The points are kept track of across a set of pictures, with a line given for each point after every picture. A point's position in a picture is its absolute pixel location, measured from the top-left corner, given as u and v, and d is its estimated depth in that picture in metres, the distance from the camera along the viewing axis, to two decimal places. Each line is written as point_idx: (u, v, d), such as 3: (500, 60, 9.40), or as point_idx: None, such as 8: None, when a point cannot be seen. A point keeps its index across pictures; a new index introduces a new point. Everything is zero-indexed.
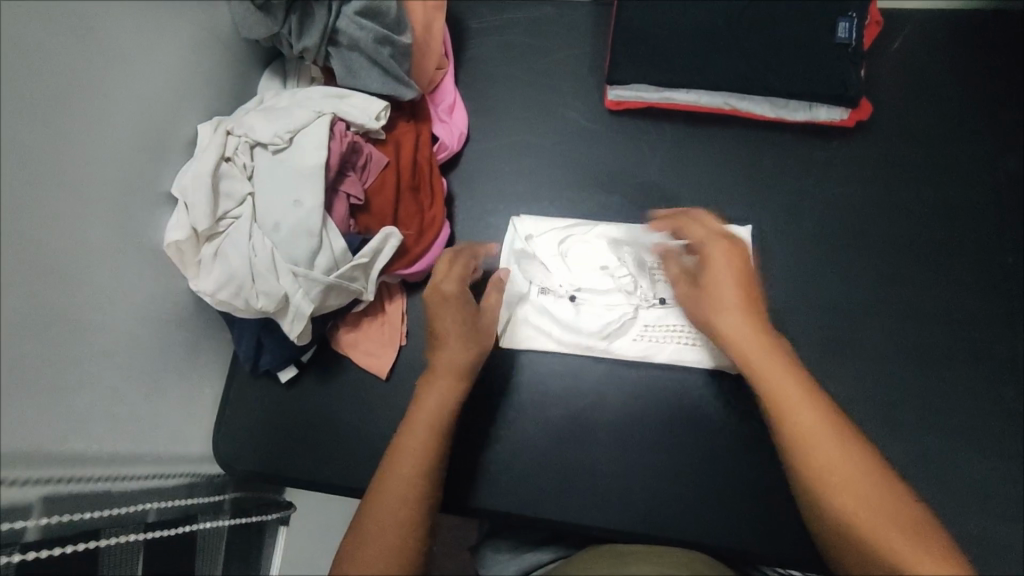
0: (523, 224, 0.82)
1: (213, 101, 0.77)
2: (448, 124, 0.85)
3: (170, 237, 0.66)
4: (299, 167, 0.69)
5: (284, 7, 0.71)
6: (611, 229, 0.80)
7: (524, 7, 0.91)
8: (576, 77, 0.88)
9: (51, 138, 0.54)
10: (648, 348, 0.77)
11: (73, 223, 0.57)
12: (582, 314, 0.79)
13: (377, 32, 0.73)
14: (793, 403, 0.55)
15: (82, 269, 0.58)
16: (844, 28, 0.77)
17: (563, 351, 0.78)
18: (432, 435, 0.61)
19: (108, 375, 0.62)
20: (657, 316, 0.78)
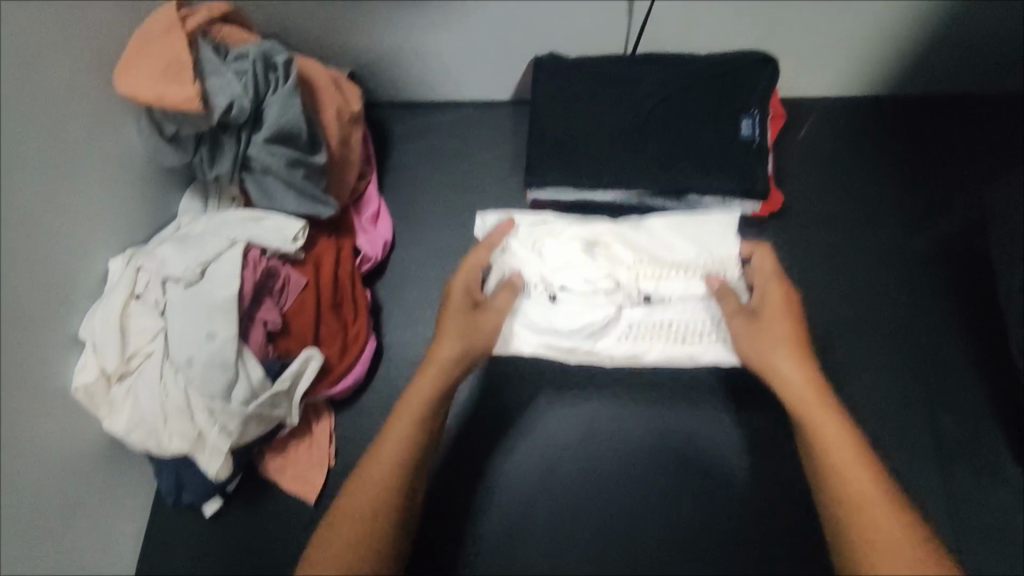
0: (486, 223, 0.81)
1: (129, 230, 0.76)
2: (372, 234, 0.85)
3: (77, 382, 0.65)
4: (212, 299, 0.68)
5: (194, 138, 0.72)
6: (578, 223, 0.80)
7: (445, 112, 0.93)
8: (497, 178, 0.89)
9: None
10: (639, 348, 0.78)
11: None
12: (568, 317, 0.77)
13: (289, 155, 0.73)
14: (831, 442, 0.58)
15: None
16: (746, 124, 0.79)
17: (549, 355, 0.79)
18: (399, 459, 0.59)
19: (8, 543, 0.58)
20: (642, 315, 0.78)
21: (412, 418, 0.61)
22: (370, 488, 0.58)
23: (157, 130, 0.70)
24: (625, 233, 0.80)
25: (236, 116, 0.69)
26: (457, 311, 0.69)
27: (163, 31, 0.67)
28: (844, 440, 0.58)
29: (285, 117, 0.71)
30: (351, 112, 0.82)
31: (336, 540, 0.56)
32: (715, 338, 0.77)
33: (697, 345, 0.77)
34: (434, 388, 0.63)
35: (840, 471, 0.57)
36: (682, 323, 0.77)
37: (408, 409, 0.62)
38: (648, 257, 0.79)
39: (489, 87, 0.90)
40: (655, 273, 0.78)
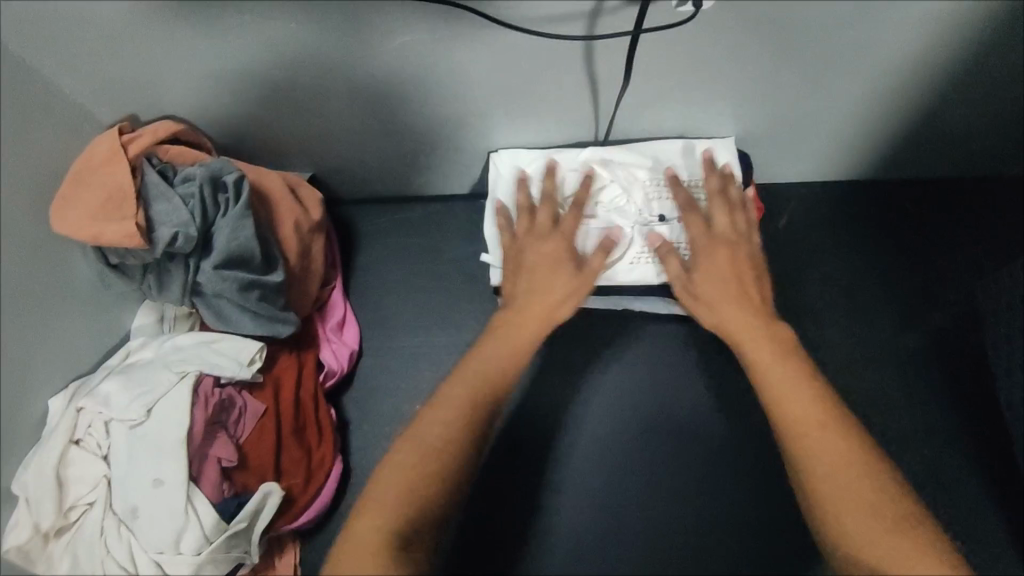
0: (502, 159, 0.78)
1: (75, 359, 0.71)
2: (338, 343, 0.80)
3: (7, 542, 0.58)
4: (160, 440, 0.64)
5: (141, 266, 0.68)
6: (591, 153, 0.75)
7: (411, 207, 0.89)
8: (469, 276, 0.86)
9: None
10: (647, 273, 0.74)
11: None
12: (593, 237, 0.73)
13: (241, 279, 0.69)
14: (775, 380, 0.58)
15: None
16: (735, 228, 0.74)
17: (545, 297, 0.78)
18: (466, 412, 0.56)
19: None
20: (651, 237, 0.74)
21: (476, 387, 0.57)
22: (432, 429, 0.55)
23: (101, 260, 0.66)
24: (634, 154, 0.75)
25: (181, 246, 0.66)
26: (558, 277, 0.65)
27: (103, 162, 0.65)
28: (803, 392, 0.57)
29: (235, 241, 0.68)
30: (310, 221, 0.79)
31: (381, 510, 0.52)
32: None
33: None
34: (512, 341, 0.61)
35: (804, 429, 0.55)
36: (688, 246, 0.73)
37: (448, 402, 0.56)
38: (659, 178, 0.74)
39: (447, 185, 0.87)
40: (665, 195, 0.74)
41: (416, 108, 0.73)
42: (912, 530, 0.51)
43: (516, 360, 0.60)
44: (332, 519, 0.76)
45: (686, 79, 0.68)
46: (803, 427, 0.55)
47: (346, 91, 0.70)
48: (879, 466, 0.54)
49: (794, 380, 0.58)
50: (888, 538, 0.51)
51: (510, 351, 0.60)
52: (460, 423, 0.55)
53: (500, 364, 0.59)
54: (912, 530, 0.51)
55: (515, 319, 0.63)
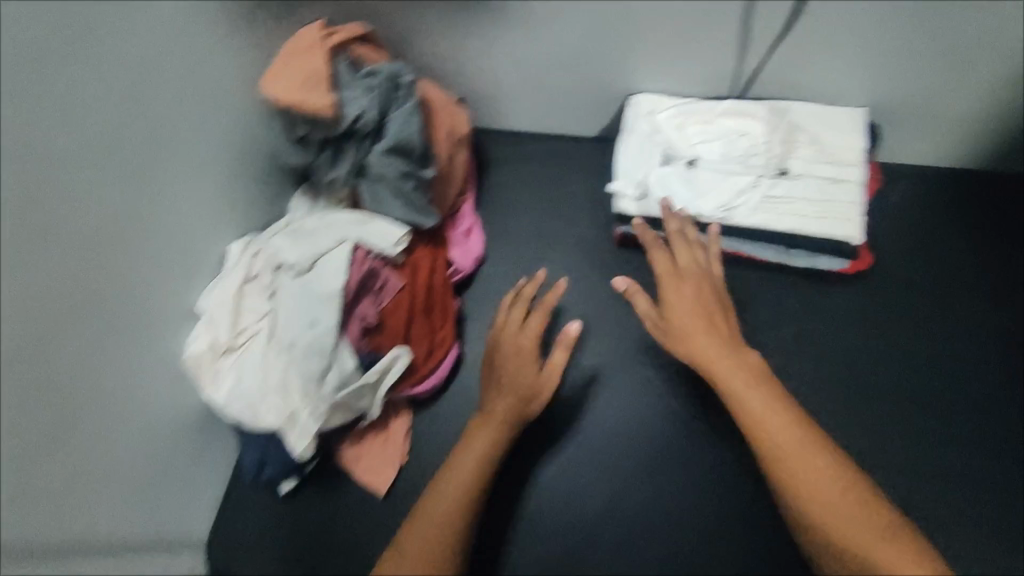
0: (641, 104, 0.85)
1: (247, 217, 0.82)
2: (465, 247, 0.89)
3: (188, 350, 0.70)
4: (319, 291, 0.74)
5: (319, 142, 0.77)
6: (725, 105, 0.81)
7: (539, 140, 0.98)
8: (585, 208, 0.94)
9: (93, 265, 0.58)
10: (766, 220, 0.78)
11: (94, 344, 0.59)
12: (710, 182, 0.81)
13: (402, 167, 0.79)
14: (749, 399, 0.64)
15: (99, 387, 0.61)
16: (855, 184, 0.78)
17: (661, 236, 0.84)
18: (467, 480, 0.69)
19: (107, 489, 0.63)
20: (774, 187, 0.79)
21: (477, 460, 0.70)
22: (439, 505, 0.67)
23: (288, 131, 0.76)
24: (767, 111, 0.80)
25: (362, 126, 0.75)
26: (512, 398, 0.74)
27: (305, 49, 0.74)
28: (784, 420, 0.62)
29: (403, 132, 0.77)
30: (458, 133, 0.88)
31: (403, 560, 0.63)
32: (838, 215, 0.77)
33: (821, 226, 0.77)
34: (492, 440, 0.72)
35: (786, 458, 0.60)
36: (810, 200, 0.77)
37: (461, 468, 0.69)
38: (789, 135, 0.79)
39: (575, 124, 0.96)
40: (794, 151, 0.79)
41: (565, 39, 0.82)
42: (885, 523, 0.57)
43: (490, 453, 0.71)
44: (443, 398, 0.84)
45: (820, 39, 0.75)
46: (783, 444, 0.61)
47: (514, 9, 0.79)
48: (863, 487, 0.59)
49: (764, 400, 0.63)
50: (868, 531, 0.56)
51: (487, 440, 0.71)
52: (461, 489, 0.68)
53: (476, 457, 0.70)
54: (885, 522, 0.57)
55: (493, 423, 0.73)
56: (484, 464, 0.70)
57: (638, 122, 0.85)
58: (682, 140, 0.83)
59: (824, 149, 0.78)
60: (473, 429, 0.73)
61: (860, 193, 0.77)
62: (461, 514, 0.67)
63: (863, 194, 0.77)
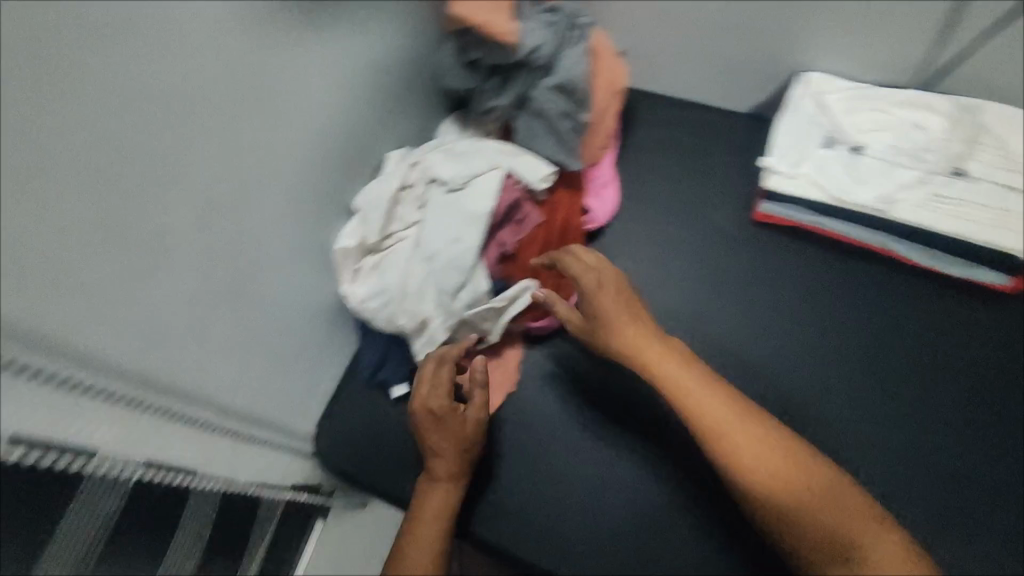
0: (810, 82, 0.83)
1: (403, 133, 0.86)
2: (600, 198, 0.89)
3: (341, 242, 0.73)
4: (467, 209, 0.76)
5: (488, 69, 0.80)
6: (902, 95, 0.80)
7: (690, 107, 0.96)
8: (727, 179, 0.90)
9: (270, 130, 0.63)
10: (930, 219, 0.77)
11: (259, 204, 0.65)
12: (875, 172, 0.80)
13: (563, 106, 0.80)
14: (700, 403, 0.64)
15: (260, 245, 0.66)
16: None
17: (810, 218, 0.82)
18: (437, 533, 0.72)
19: (244, 345, 0.67)
20: (942, 188, 0.78)
21: (441, 498, 0.73)
22: (419, 555, 0.70)
23: (460, 53, 0.79)
24: (946, 108, 0.79)
25: (537, 60, 0.77)
26: (451, 435, 0.73)
27: None
28: (726, 406, 0.64)
29: (571, 71, 0.79)
30: (614, 83, 0.87)
31: None
32: (1008, 225, 0.75)
33: (990, 232, 0.76)
34: (450, 489, 0.74)
35: (733, 438, 0.62)
36: (978, 205, 0.77)
37: (433, 505, 0.72)
38: (965, 137, 0.78)
39: (730, 96, 0.96)
40: (968, 153, 0.78)
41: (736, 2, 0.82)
42: (860, 506, 0.59)
43: (446, 509, 0.73)
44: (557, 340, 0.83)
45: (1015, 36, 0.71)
46: (744, 444, 0.61)
47: None
48: (806, 458, 0.61)
49: (716, 399, 0.64)
50: (846, 513, 0.58)
51: (444, 497, 0.73)
52: (432, 541, 0.71)
53: (443, 499, 0.73)
54: (859, 505, 0.59)
55: (445, 477, 0.73)
56: (445, 516, 0.72)
57: (802, 101, 0.83)
58: (850, 125, 0.81)
59: (1004, 154, 0.77)
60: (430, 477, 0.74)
61: None
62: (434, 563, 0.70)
63: None
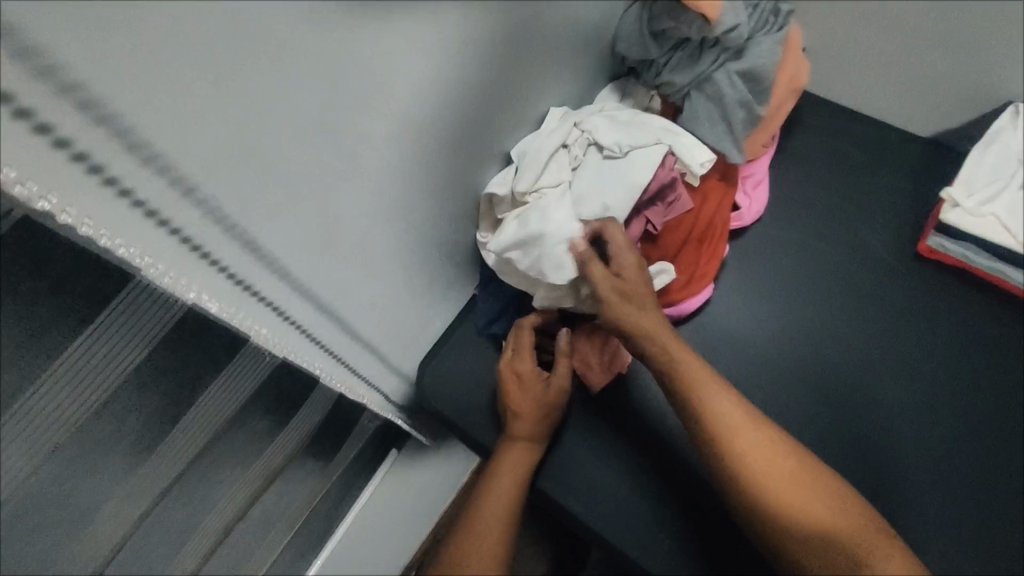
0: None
1: (565, 92, 0.85)
2: (749, 198, 0.85)
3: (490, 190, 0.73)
4: (623, 180, 0.74)
5: (673, 42, 0.77)
6: None
7: (864, 121, 0.90)
8: (888, 202, 0.85)
9: (464, 67, 0.64)
10: None
11: (436, 134, 0.66)
12: None
13: (743, 94, 0.76)
14: (720, 416, 0.64)
15: (423, 175, 0.67)
16: None
17: (985, 262, 0.76)
18: (514, 490, 0.76)
19: (389, 268, 0.70)
20: None
21: (516, 457, 0.77)
22: (497, 509, 0.74)
23: (648, 20, 0.75)
24: None
25: (731, 40, 0.73)
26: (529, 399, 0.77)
27: None
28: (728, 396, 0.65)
29: (764, 59, 0.75)
30: (796, 81, 0.82)
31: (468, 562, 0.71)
32: None
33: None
34: (526, 451, 0.78)
35: (754, 458, 0.62)
36: None
37: (510, 461, 0.77)
38: None
39: (912, 118, 0.89)
40: None
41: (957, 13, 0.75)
42: (874, 525, 0.62)
43: (523, 470, 0.77)
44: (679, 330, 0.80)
45: None
46: (762, 462, 0.62)
47: None
48: (817, 469, 0.63)
49: (737, 411, 0.64)
50: (865, 529, 0.61)
51: (523, 455, 0.77)
52: (509, 497, 0.75)
53: (521, 458, 0.77)
54: (874, 523, 0.62)
55: (524, 436, 0.77)
56: (524, 476, 0.77)
57: (1007, 134, 0.76)
58: None
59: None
60: (510, 438, 0.78)
61: None
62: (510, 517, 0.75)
63: None
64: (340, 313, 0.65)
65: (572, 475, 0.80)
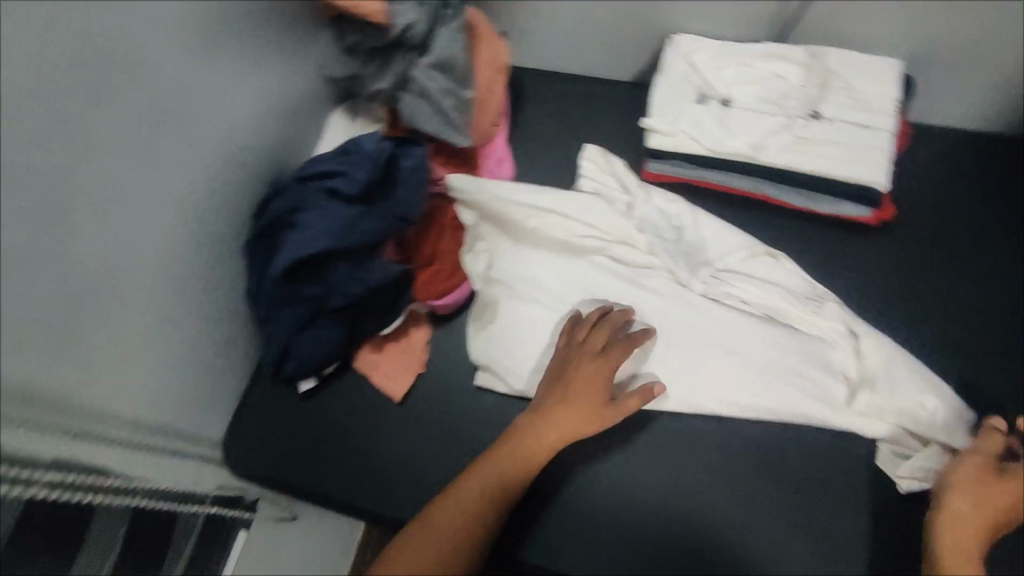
0: (680, 43, 0.86)
1: (292, 128, 0.84)
2: (496, 175, 0.91)
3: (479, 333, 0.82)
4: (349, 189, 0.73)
5: (367, 53, 0.79)
6: (761, 47, 0.83)
7: (575, 81, 0.99)
8: (614, 147, 0.94)
9: (143, 135, 0.60)
10: (797, 161, 0.80)
11: (141, 208, 0.61)
12: (742, 121, 0.82)
13: (445, 84, 0.81)
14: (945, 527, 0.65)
15: (144, 254, 0.63)
16: (891, 128, 0.79)
17: (688, 173, 0.85)
18: (507, 478, 0.69)
19: (136, 355, 0.65)
20: (806, 129, 0.80)
21: (523, 445, 0.70)
22: (473, 490, 0.68)
23: (338, 40, 0.78)
24: (804, 55, 0.82)
25: (414, 37, 0.77)
26: (585, 403, 0.71)
27: None
28: (1011, 487, 0.64)
29: (450, 50, 0.80)
30: (498, 63, 0.88)
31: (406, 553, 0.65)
32: (876, 162, 0.79)
33: (847, 168, 0.79)
34: (547, 442, 0.70)
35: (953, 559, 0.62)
36: (841, 144, 0.79)
37: (514, 449, 0.70)
38: (820, 79, 0.81)
39: (612, 68, 0.99)
40: (830, 94, 0.80)
41: None
42: None
43: (531, 461, 0.70)
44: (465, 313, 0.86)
45: None
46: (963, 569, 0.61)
47: None
48: None
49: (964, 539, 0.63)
50: None
51: (539, 442, 0.70)
52: (498, 484, 0.68)
53: (534, 447, 0.70)
54: None
55: (553, 429, 0.70)
56: (526, 466, 0.69)
57: (674, 63, 0.86)
58: (719, 79, 0.84)
59: (856, 95, 0.80)
60: (529, 424, 0.71)
61: (890, 141, 0.79)
62: (491, 507, 0.68)
63: (891, 141, 0.79)
64: (82, 416, 0.58)
65: (404, 488, 0.79)
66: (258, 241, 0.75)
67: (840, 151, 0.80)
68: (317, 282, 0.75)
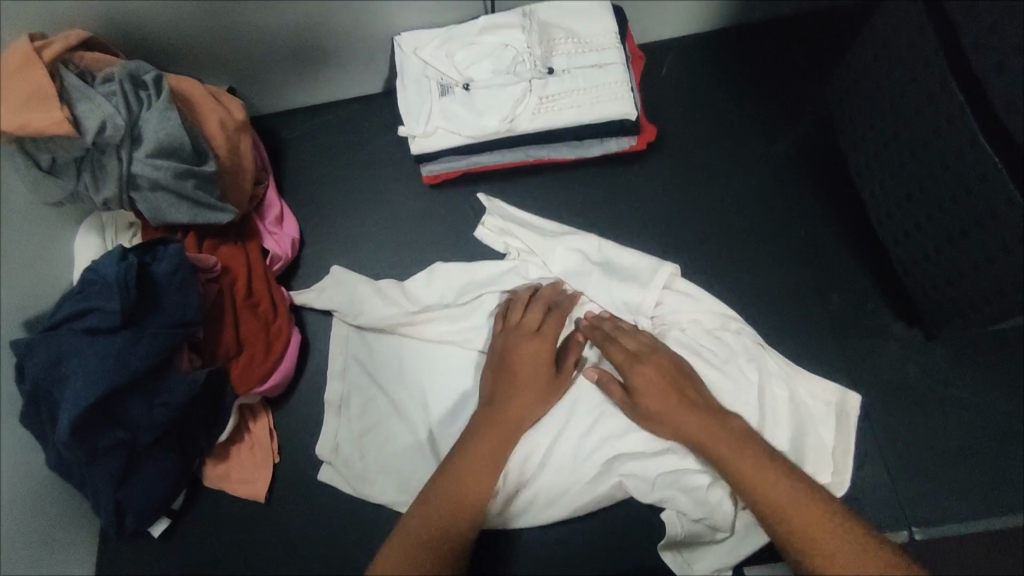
0: (406, 42, 0.84)
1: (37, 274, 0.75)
2: (279, 234, 0.88)
3: (330, 434, 0.78)
4: (110, 321, 0.66)
5: (74, 164, 0.70)
6: (479, 22, 0.83)
7: (331, 110, 0.96)
8: (391, 163, 0.93)
9: None
10: (551, 118, 0.81)
11: None
12: (489, 98, 0.82)
13: (176, 168, 0.73)
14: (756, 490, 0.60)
15: None
16: (621, 59, 0.83)
17: (460, 164, 0.85)
18: (442, 520, 0.62)
19: None
20: (547, 86, 0.82)
21: (428, 511, 0.63)
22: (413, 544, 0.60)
23: (33, 165, 0.68)
24: (521, 18, 0.83)
25: (112, 135, 0.69)
26: (536, 387, 0.72)
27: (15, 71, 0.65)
28: (656, 375, 0.70)
29: (164, 131, 0.72)
30: (234, 121, 0.83)
31: None
32: (622, 93, 0.81)
33: (599, 108, 0.81)
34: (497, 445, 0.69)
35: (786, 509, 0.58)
36: (584, 90, 0.81)
37: (444, 489, 0.64)
38: (542, 35, 0.82)
39: (359, 85, 0.95)
40: (557, 46, 0.82)
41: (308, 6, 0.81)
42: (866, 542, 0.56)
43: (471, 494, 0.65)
44: (299, 385, 0.83)
45: None
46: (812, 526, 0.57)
47: None
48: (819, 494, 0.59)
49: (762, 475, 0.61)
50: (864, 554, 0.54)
51: (491, 450, 0.68)
52: (435, 524, 0.62)
53: (458, 481, 0.65)
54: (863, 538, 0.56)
55: (497, 425, 0.69)
56: (460, 505, 0.64)
57: (406, 62, 0.84)
58: (452, 63, 0.83)
59: (579, 40, 0.83)
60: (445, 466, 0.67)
61: (625, 72, 0.82)
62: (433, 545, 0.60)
63: (627, 72, 0.83)
64: None
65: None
66: (36, 407, 0.66)
67: (587, 95, 0.81)
68: (115, 425, 0.67)
